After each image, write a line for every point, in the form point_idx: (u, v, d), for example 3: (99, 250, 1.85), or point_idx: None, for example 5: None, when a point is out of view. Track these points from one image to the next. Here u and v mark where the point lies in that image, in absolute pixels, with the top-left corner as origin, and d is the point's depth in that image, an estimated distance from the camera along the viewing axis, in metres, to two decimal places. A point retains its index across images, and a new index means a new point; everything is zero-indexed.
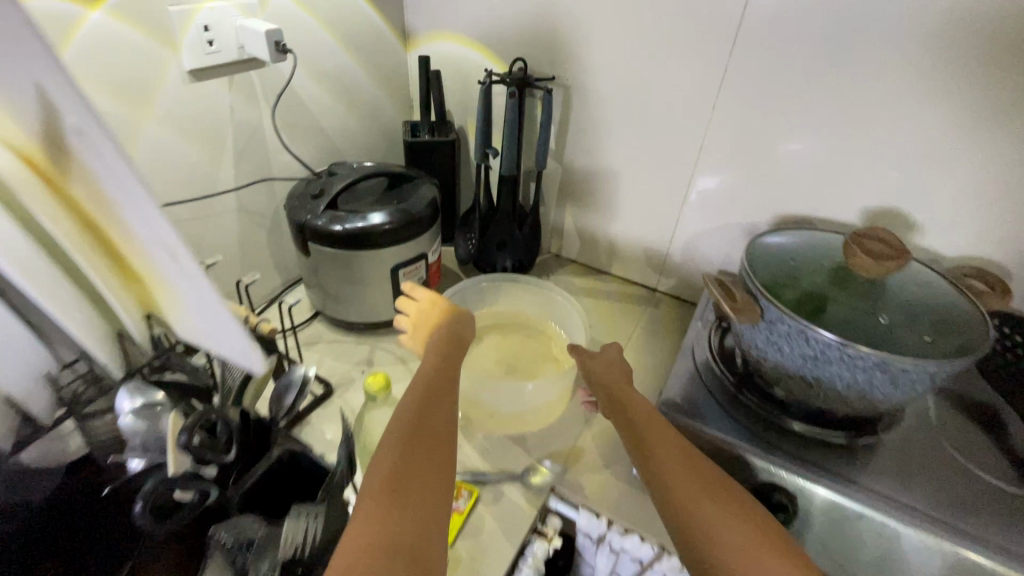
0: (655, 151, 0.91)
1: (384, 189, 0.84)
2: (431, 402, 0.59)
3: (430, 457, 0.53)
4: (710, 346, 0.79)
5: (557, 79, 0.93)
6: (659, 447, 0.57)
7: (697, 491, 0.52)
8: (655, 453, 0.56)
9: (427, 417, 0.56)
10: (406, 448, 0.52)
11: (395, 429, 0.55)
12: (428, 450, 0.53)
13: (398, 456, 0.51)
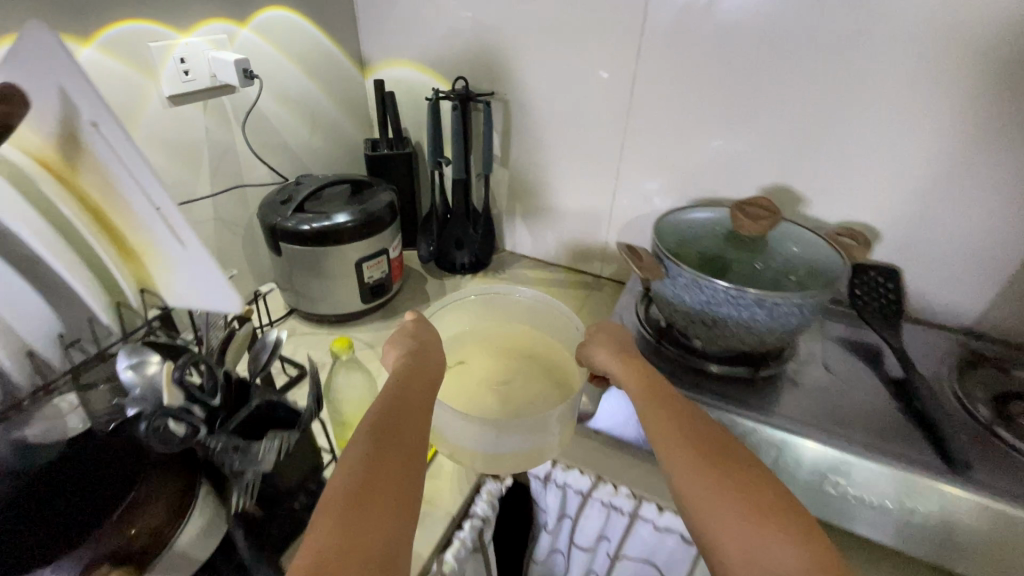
0: (586, 150, 1.04)
1: (348, 194, 0.95)
2: (379, 455, 0.50)
3: (372, 537, 0.44)
4: (637, 311, 0.90)
5: (496, 94, 1.06)
6: (711, 474, 0.51)
7: (761, 537, 0.47)
8: (708, 481, 0.51)
9: (373, 478, 0.48)
10: (337, 533, 0.43)
11: (331, 499, 0.46)
12: (360, 526, 0.44)
13: (326, 545, 0.42)
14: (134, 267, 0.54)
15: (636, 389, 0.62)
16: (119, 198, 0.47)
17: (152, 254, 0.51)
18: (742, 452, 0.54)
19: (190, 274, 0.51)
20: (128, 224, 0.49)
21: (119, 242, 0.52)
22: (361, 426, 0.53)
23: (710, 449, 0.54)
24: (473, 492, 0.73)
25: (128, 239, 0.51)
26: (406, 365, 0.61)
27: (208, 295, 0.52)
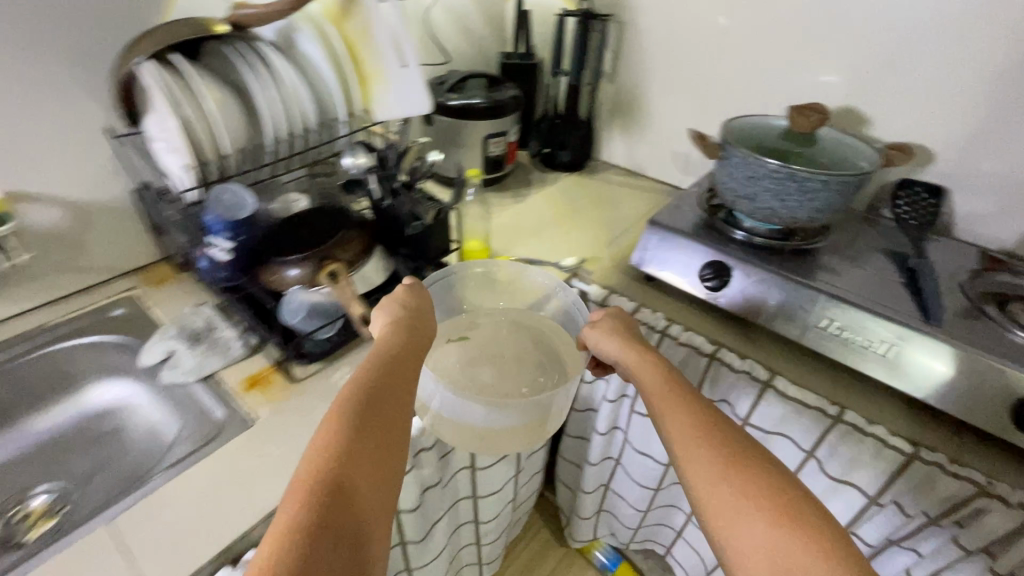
0: (683, 70, 1.23)
1: (484, 85, 1.23)
2: (360, 426, 0.53)
3: (363, 508, 0.49)
4: (695, 197, 1.08)
5: (614, 16, 1.27)
6: (727, 484, 0.52)
7: (790, 548, 0.47)
8: (721, 495, 0.52)
9: (361, 449, 0.51)
10: (321, 500, 0.46)
11: (309, 465, 0.49)
12: (350, 495, 0.48)
13: (316, 511, 0.45)
14: (363, 90, 0.86)
15: (652, 383, 0.63)
16: (369, 33, 0.81)
17: (376, 77, 0.84)
18: (766, 455, 0.54)
19: (400, 84, 0.83)
20: (369, 51, 0.83)
21: (359, 70, 0.85)
22: (341, 391, 0.55)
23: (725, 450, 0.54)
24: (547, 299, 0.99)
25: (362, 69, 0.85)
26: (392, 337, 0.64)
27: (410, 99, 0.84)
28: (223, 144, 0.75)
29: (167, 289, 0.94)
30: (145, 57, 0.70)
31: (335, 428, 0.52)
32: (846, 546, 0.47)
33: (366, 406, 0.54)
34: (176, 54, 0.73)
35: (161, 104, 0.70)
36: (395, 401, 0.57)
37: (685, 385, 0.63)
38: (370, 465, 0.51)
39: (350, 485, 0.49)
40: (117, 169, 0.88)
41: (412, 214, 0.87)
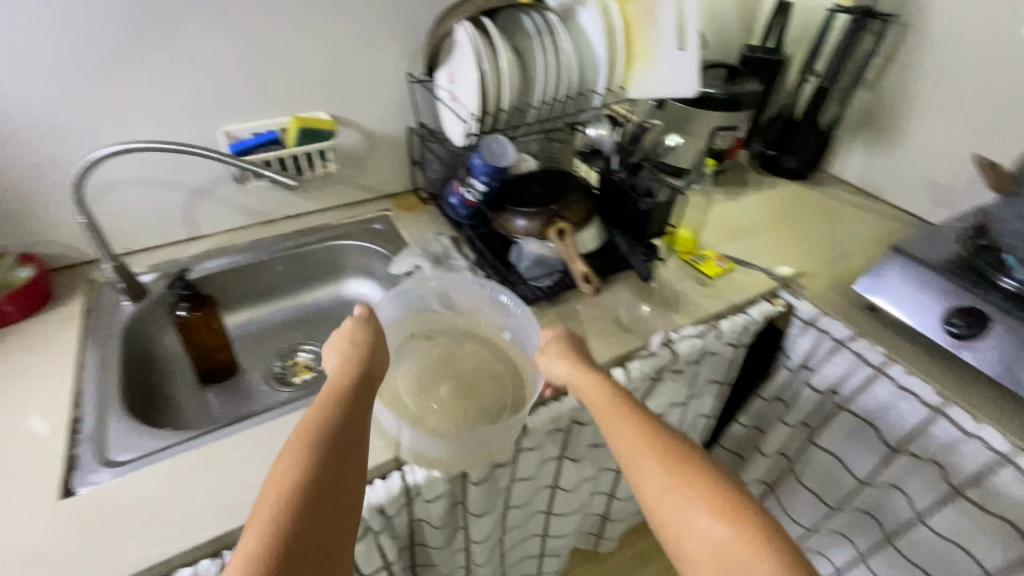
0: (973, 87, 1.06)
1: (726, 78, 1.19)
2: (322, 459, 0.51)
3: (323, 531, 0.48)
4: (954, 232, 0.94)
5: (898, 17, 1.13)
6: (678, 491, 0.51)
7: (741, 555, 0.46)
8: (673, 506, 0.51)
9: (321, 486, 0.49)
10: (280, 521, 0.46)
11: (269, 501, 0.47)
12: (309, 516, 0.47)
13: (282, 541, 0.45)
14: (627, 67, 0.91)
15: (604, 409, 0.61)
16: (652, 16, 0.86)
17: (643, 56, 0.89)
18: (688, 450, 0.55)
19: (672, 66, 0.87)
20: (647, 33, 0.88)
21: (630, 48, 0.90)
22: (297, 429, 0.53)
23: (675, 467, 0.53)
24: (751, 301, 0.97)
25: (631, 48, 0.90)
26: (342, 377, 0.61)
27: (677, 80, 0.87)
28: (506, 100, 0.86)
29: (414, 216, 1.11)
30: (466, 17, 0.83)
31: (296, 466, 0.50)
32: (783, 546, 0.47)
33: (330, 424, 0.55)
34: (487, 17, 0.85)
35: (471, 56, 0.82)
36: (355, 427, 0.57)
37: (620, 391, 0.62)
38: (340, 479, 0.52)
39: (320, 509, 0.48)
40: (403, 109, 1.06)
41: (646, 189, 0.90)
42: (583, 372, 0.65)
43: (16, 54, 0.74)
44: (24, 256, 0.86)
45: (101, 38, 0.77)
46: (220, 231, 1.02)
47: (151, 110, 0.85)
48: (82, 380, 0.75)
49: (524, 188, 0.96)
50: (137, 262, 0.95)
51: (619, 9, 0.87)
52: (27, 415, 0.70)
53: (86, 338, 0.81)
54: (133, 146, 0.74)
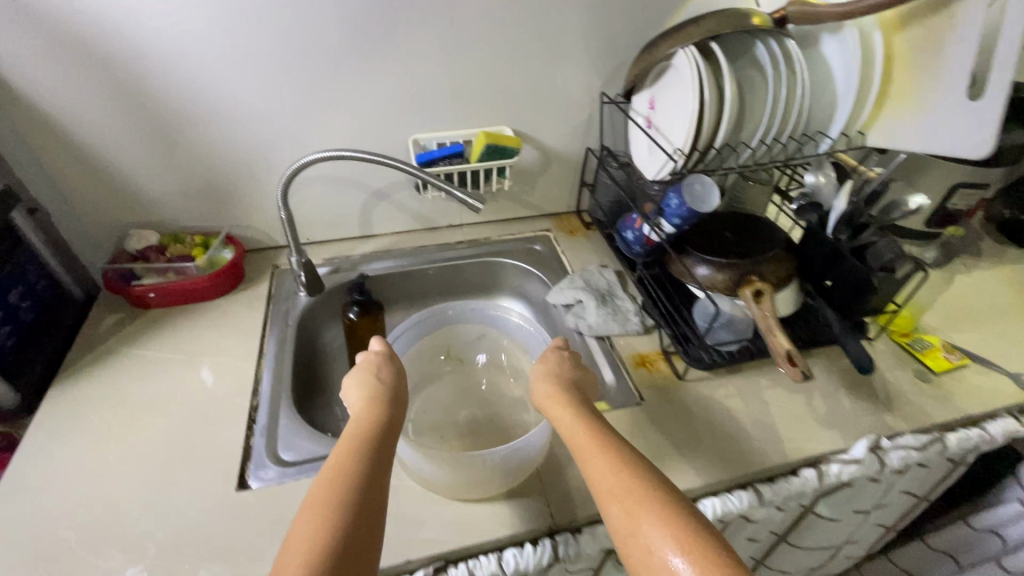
0: None
1: None
2: (351, 488, 0.50)
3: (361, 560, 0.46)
4: None
5: None
6: (657, 542, 0.47)
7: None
8: (643, 549, 0.47)
9: (354, 516, 0.48)
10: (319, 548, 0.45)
11: (301, 529, 0.47)
12: (344, 545, 0.46)
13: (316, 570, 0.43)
14: (881, 110, 0.76)
15: (593, 460, 0.55)
16: (936, 55, 0.67)
17: (905, 100, 0.73)
18: (662, 493, 0.50)
19: (950, 121, 0.68)
20: (923, 74, 0.70)
21: (889, 88, 0.75)
22: (333, 462, 0.53)
23: (684, 542, 0.46)
24: (990, 414, 0.77)
25: (887, 86, 0.75)
26: (369, 420, 0.60)
27: (954, 140, 0.67)
28: (718, 139, 0.75)
29: (575, 240, 1.05)
30: (692, 44, 0.73)
31: (320, 497, 0.49)
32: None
33: (348, 446, 0.55)
34: (715, 44, 0.74)
35: (696, 86, 0.72)
36: (381, 455, 0.56)
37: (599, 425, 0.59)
38: (369, 500, 0.51)
39: (351, 535, 0.47)
40: (584, 129, 1.00)
41: (882, 261, 0.74)
42: (580, 417, 0.60)
43: (254, 57, 0.79)
44: (228, 237, 0.94)
45: (324, 45, 0.80)
46: (390, 232, 1.04)
47: (352, 113, 0.88)
48: (263, 368, 0.79)
49: (709, 237, 0.86)
50: (315, 254, 0.99)
51: (884, 43, 0.72)
52: (216, 394, 0.75)
53: (269, 325, 0.86)
54: (342, 153, 0.75)
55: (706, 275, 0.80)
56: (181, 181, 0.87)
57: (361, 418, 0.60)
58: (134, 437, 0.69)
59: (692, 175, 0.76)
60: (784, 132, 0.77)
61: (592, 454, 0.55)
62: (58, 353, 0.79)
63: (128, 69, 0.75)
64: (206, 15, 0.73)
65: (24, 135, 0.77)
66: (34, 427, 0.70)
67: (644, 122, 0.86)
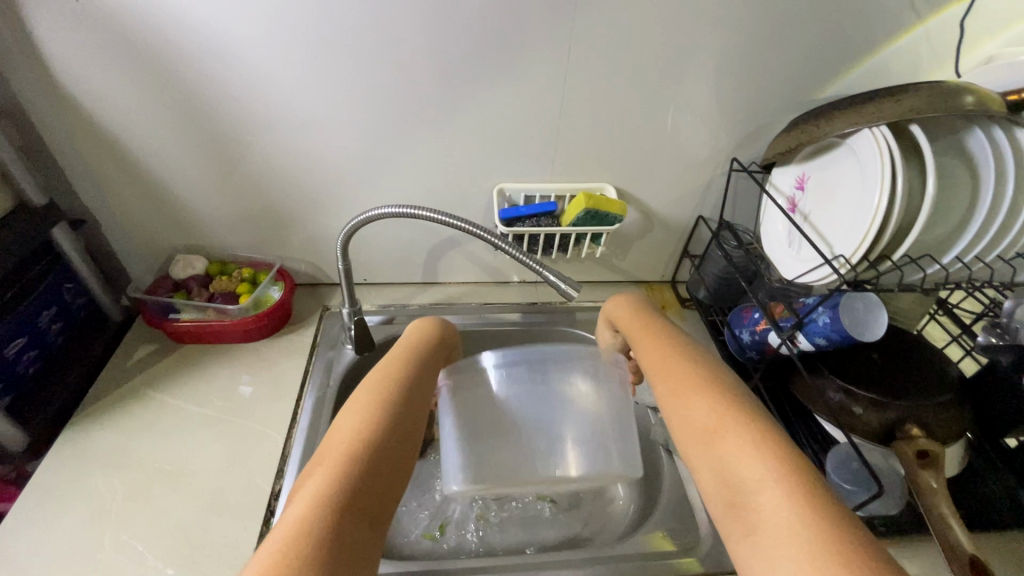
0: None
1: None
2: (400, 383, 0.55)
3: (406, 441, 0.51)
4: None
5: None
6: (702, 412, 0.50)
7: (741, 465, 0.45)
8: (690, 417, 0.51)
9: (407, 399, 0.54)
10: (363, 429, 0.49)
11: (354, 402, 0.53)
12: (397, 418, 0.51)
13: (373, 425, 0.49)
14: None
15: (652, 356, 0.59)
16: None
17: None
18: (702, 378, 0.53)
19: None
20: None
21: None
22: (380, 372, 0.57)
23: (721, 408, 0.50)
24: None
25: None
26: (416, 337, 0.64)
27: None
28: (902, 253, 0.56)
29: (667, 319, 0.89)
30: (884, 126, 0.55)
31: (373, 389, 0.54)
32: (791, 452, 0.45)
33: (402, 358, 0.59)
34: (917, 126, 0.55)
35: (880, 181, 0.54)
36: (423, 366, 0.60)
37: (653, 331, 0.63)
38: (409, 393, 0.55)
39: (390, 416, 0.51)
40: (698, 195, 0.84)
41: None
42: (644, 326, 0.64)
43: (330, 84, 0.68)
44: (280, 271, 0.85)
45: (409, 78, 0.69)
46: (455, 281, 0.92)
47: (430, 154, 0.76)
48: (293, 437, 0.68)
49: (848, 359, 0.67)
50: (370, 298, 0.88)
51: None
52: (236, 468, 0.65)
53: (307, 380, 0.76)
54: (414, 208, 0.63)
55: (839, 403, 0.63)
56: (237, 208, 0.78)
57: (415, 341, 0.63)
58: (138, 512, 0.60)
59: (851, 293, 0.60)
60: (995, 250, 0.57)
61: (653, 351, 0.60)
62: (83, 388, 0.72)
63: (191, 86, 0.66)
64: (281, 33, 0.63)
65: (77, 145, 0.69)
66: (35, 481, 0.62)
67: (789, 205, 0.69)
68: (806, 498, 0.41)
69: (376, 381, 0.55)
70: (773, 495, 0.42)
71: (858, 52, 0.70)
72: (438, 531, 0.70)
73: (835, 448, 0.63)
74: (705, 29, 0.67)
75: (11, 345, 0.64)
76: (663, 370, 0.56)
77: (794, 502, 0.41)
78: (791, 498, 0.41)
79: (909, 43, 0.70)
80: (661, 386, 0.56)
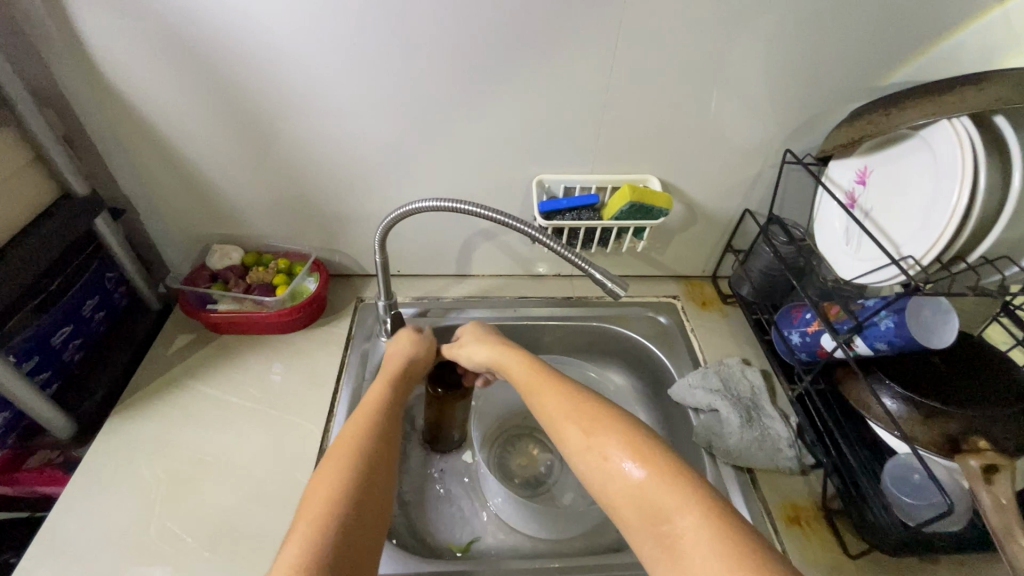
0: None
1: None
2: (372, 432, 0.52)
3: (379, 489, 0.48)
4: None
5: None
6: (609, 447, 0.47)
7: (666, 498, 0.42)
8: (598, 453, 0.47)
9: (377, 444, 0.51)
10: (345, 486, 0.45)
11: (330, 461, 0.48)
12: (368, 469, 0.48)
13: (347, 486, 0.45)
14: None
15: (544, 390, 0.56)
16: None
17: None
18: (592, 397, 0.53)
19: None
20: None
21: None
22: (351, 426, 0.52)
23: (633, 441, 0.47)
24: None
25: None
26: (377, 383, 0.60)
27: None
28: (980, 254, 0.53)
29: (708, 316, 0.86)
30: (967, 118, 0.51)
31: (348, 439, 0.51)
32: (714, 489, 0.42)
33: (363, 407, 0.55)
34: (1003, 117, 0.51)
35: (961, 178, 0.51)
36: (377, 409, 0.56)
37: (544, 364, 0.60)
38: (371, 437, 0.52)
39: (354, 465, 0.48)
40: (745, 187, 0.80)
41: None
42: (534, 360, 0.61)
43: (368, 71, 0.66)
44: (315, 263, 0.84)
45: (448, 65, 0.66)
46: (490, 274, 0.91)
47: (468, 144, 0.74)
48: (331, 430, 0.68)
49: (909, 365, 0.64)
50: (404, 290, 0.88)
51: None
52: (274, 460, 0.64)
53: (343, 372, 0.75)
54: (455, 202, 0.61)
55: (895, 410, 0.61)
56: (272, 199, 0.78)
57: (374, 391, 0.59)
58: (181, 501, 0.60)
59: (918, 297, 0.56)
60: None
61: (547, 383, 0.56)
62: (125, 375, 0.73)
63: (230, 76, 0.65)
64: (321, 19, 0.61)
65: (117, 135, 0.69)
66: (83, 468, 0.63)
67: (848, 200, 0.65)
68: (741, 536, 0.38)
69: (352, 435, 0.51)
70: (697, 522, 0.40)
71: (932, 35, 0.65)
72: (467, 542, 0.70)
73: (894, 458, 0.59)
74: (765, 12, 0.63)
75: (58, 333, 0.65)
76: (564, 401, 0.53)
77: (723, 530, 0.39)
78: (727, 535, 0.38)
79: (989, 26, 0.64)
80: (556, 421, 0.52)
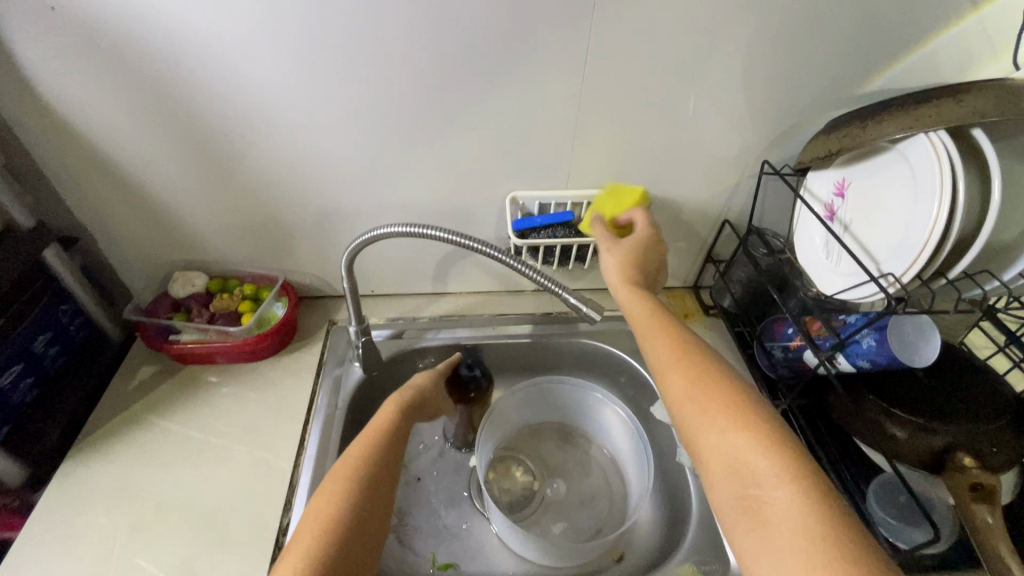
0: None
1: None
2: (374, 455, 0.52)
3: (379, 511, 0.48)
4: None
5: None
6: (710, 413, 0.47)
7: (754, 464, 0.42)
8: (701, 414, 0.47)
9: (379, 463, 0.51)
10: (342, 504, 0.46)
11: (326, 485, 0.48)
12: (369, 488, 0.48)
13: (343, 508, 0.46)
14: None
15: (661, 349, 0.55)
16: None
17: None
18: (706, 361, 0.52)
19: None
20: None
21: None
22: (353, 450, 0.52)
23: (736, 409, 0.47)
24: None
25: None
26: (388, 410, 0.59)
27: None
28: (960, 271, 0.51)
29: (689, 329, 0.85)
30: (944, 132, 0.50)
31: (351, 458, 0.51)
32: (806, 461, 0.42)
33: (370, 432, 0.55)
34: (979, 131, 0.50)
35: (939, 194, 0.49)
36: (391, 432, 0.56)
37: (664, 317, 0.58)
38: (378, 458, 0.52)
39: (361, 484, 0.48)
40: (724, 199, 0.79)
41: None
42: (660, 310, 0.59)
43: (325, 90, 0.63)
44: (284, 286, 0.81)
45: (411, 81, 0.64)
46: (467, 291, 0.88)
47: (438, 161, 0.72)
48: (301, 465, 0.65)
49: (891, 380, 0.62)
50: (378, 310, 0.85)
51: None
52: (242, 500, 0.62)
53: (315, 401, 0.72)
54: (421, 227, 0.58)
55: (873, 425, 0.59)
56: (236, 222, 0.75)
57: (385, 416, 0.58)
58: (141, 550, 0.57)
59: (899, 315, 0.55)
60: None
61: (663, 337, 0.56)
62: (82, 414, 0.69)
63: (181, 93, 0.61)
64: (275, 38, 0.58)
65: (65, 161, 0.65)
66: (37, 517, 0.60)
67: (826, 213, 0.64)
68: (825, 511, 0.38)
69: (351, 457, 0.51)
70: (783, 491, 0.40)
71: (906, 43, 0.64)
72: (446, 563, 0.69)
73: (879, 479, 0.60)
74: (735, 23, 0.61)
75: (5, 375, 0.62)
76: (677, 360, 0.53)
77: (815, 507, 0.39)
78: (812, 509, 0.39)
79: (962, 33, 0.63)
80: (667, 373, 0.53)
